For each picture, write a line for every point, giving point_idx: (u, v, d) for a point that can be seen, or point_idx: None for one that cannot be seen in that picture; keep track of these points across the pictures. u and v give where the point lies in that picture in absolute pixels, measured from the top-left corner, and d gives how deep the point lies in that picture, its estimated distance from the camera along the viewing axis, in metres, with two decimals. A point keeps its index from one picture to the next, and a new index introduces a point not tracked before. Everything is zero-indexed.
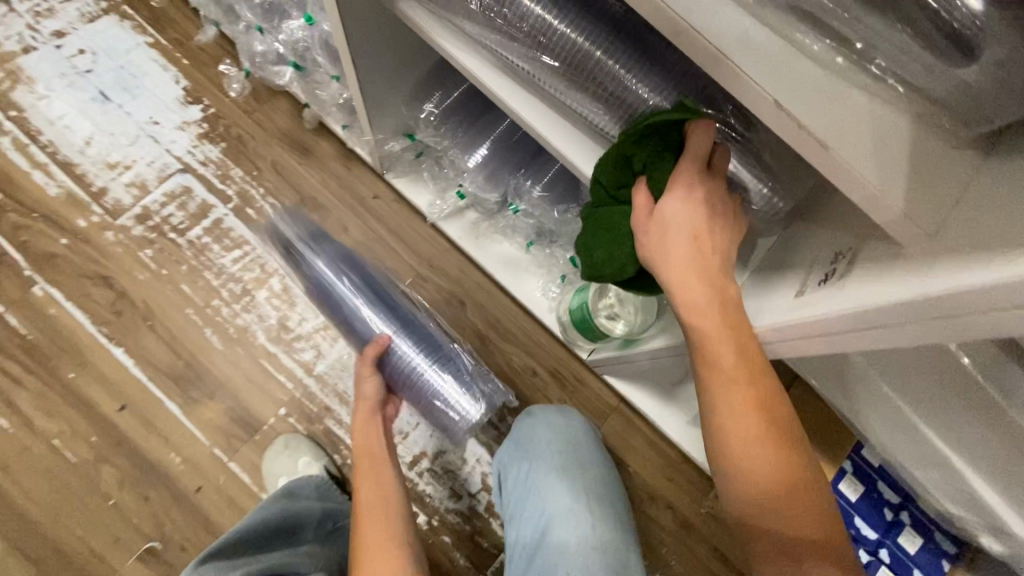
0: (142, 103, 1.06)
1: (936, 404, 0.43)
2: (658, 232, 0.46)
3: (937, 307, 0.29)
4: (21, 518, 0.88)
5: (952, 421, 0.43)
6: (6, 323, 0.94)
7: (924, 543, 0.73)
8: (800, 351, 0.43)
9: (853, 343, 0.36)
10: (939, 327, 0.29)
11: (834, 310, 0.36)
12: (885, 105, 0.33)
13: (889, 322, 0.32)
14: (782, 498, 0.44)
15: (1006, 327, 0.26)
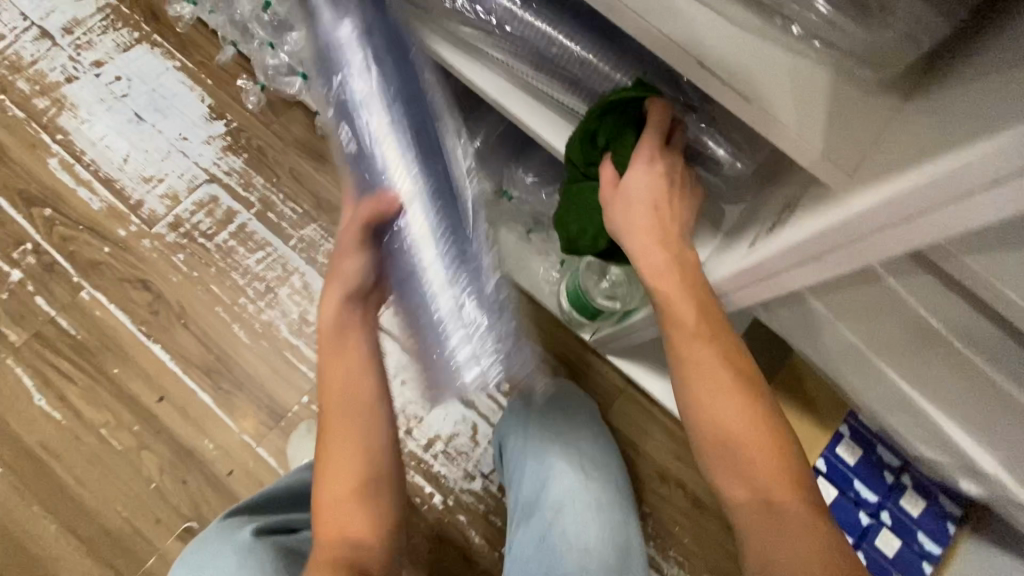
0: (172, 121, 1.16)
1: (894, 343, 0.46)
2: (623, 201, 0.51)
3: (859, 228, 0.32)
4: (73, 502, 0.97)
5: (912, 359, 0.46)
6: (57, 325, 1.04)
7: (927, 506, 0.73)
8: (762, 295, 0.46)
9: (800, 276, 0.39)
10: (864, 247, 0.33)
11: (779, 249, 0.39)
12: (803, 60, 0.37)
13: (824, 251, 0.36)
14: (748, 443, 0.47)
15: (915, 234, 0.29)
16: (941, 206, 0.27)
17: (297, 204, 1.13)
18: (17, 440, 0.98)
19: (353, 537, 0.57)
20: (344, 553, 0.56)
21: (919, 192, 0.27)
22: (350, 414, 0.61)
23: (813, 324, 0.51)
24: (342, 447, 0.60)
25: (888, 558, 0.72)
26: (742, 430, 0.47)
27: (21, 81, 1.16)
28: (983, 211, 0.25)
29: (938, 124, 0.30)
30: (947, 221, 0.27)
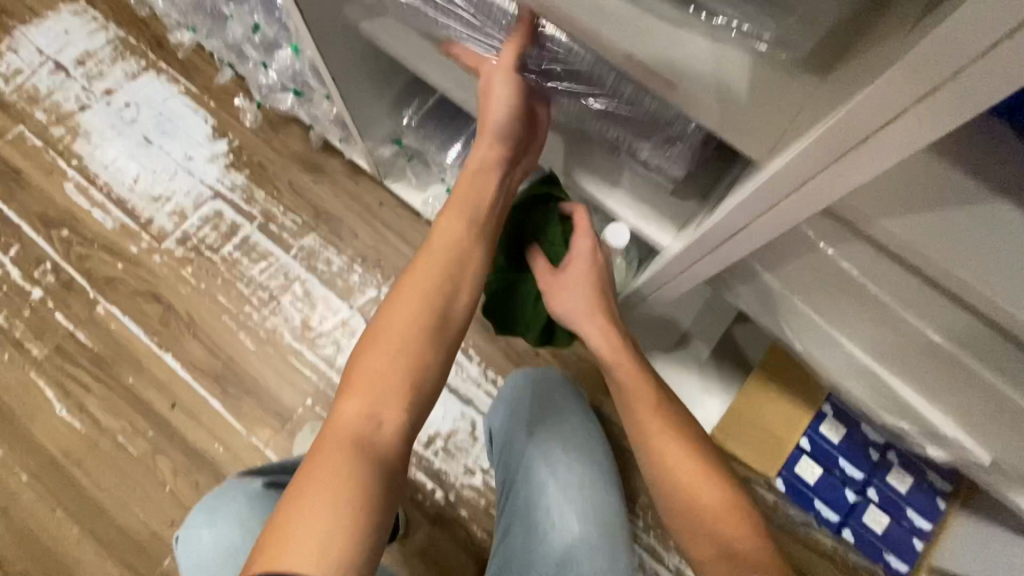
0: (178, 142, 1.22)
1: (845, 312, 0.48)
2: (564, 289, 0.66)
3: (799, 176, 0.36)
4: (94, 506, 1.02)
5: (863, 328, 0.48)
6: (76, 338, 1.10)
7: (916, 482, 0.73)
8: (717, 265, 0.50)
9: (750, 234, 0.43)
10: (785, 206, 0.39)
11: (726, 211, 0.43)
12: (726, 47, 0.39)
13: (771, 204, 0.39)
14: (690, 480, 0.59)
15: (825, 190, 0.35)
16: (866, 137, 0.31)
17: (297, 215, 1.18)
18: (40, 448, 1.04)
19: (379, 414, 0.52)
20: (359, 425, 0.51)
21: (845, 126, 0.31)
22: (426, 289, 0.58)
23: (771, 297, 0.54)
24: (404, 319, 0.56)
25: (877, 535, 0.73)
26: (700, 483, 0.59)
27: (39, 112, 1.23)
28: (904, 135, 0.29)
29: (841, 88, 0.34)
30: (875, 151, 0.31)
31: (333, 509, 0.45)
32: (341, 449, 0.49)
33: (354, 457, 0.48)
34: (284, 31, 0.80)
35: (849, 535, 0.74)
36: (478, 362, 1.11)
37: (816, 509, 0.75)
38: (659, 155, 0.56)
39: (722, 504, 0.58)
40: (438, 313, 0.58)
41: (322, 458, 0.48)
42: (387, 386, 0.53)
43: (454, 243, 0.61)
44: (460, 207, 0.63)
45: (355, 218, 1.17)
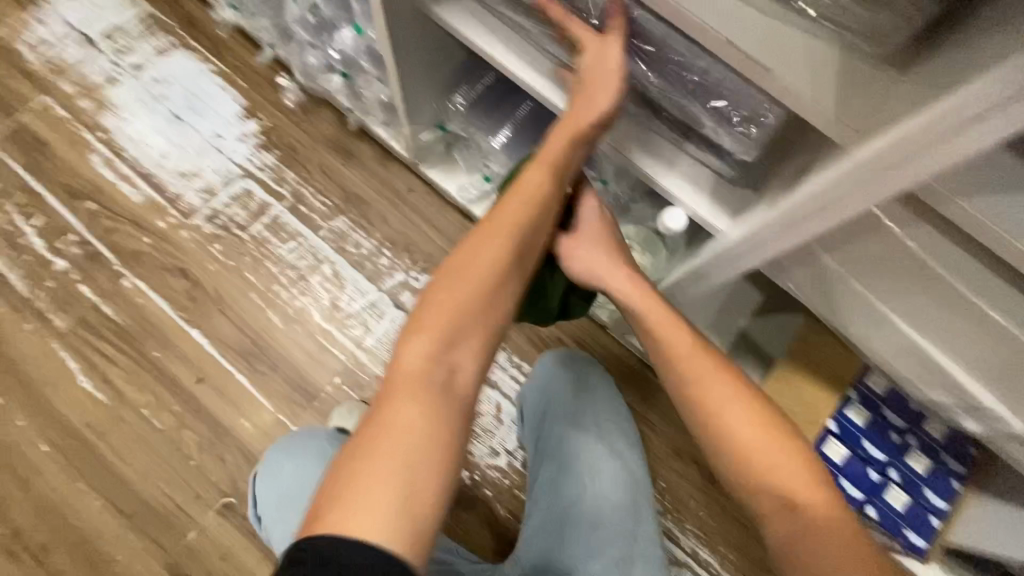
0: (208, 120, 1.22)
1: (905, 291, 0.51)
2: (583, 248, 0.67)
3: (901, 152, 0.38)
4: (116, 478, 1.01)
5: (919, 306, 0.52)
6: (100, 310, 1.09)
7: (933, 465, 0.78)
8: (790, 242, 0.53)
9: (836, 209, 0.46)
10: (869, 189, 0.43)
11: (818, 185, 0.46)
12: (816, 40, 0.44)
13: (867, 178, 0.42)
14: (757, 439, 0.58)
15: (908, 175, 0.39)
16: (972, 117, 0.34)
17: (327, 197, 1.19)
18: (63, 420, 1.03)
19: (449, 363, 0.55)
20: (426, 374, 0.53)
21: (966, 100, 0.33)
22: (501, 244, 0.59)
23: (823, 280, 0.58)
24: (476, 274, 0.58)
25: (897, 512, 0.77)
26: (762, 443, 0.58)
27: (65, 83, 1.22)
28: (996, 127, 0.33)
29: (945, 75, 0.37)
30: (989, 126, 0.33)
31: (408, 455, 0.49)
32: (417, 395, 0.52)
33: (424, 413, 0.51)
34: (344, 11, 0.82)
35: (873, 512, 0.77)
36: (504, 347, 1.13)
37: (842, 488, 0.77)
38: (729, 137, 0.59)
39: (793, 469, 0.57)
40: (509, 272, 0.59)
41: (398, 407, 0.51)
42: (459, 334, 0.56)
43: (524, 206, 0.61)
44: (541, 163, 0.62)
45: (385, 202, 1.18)
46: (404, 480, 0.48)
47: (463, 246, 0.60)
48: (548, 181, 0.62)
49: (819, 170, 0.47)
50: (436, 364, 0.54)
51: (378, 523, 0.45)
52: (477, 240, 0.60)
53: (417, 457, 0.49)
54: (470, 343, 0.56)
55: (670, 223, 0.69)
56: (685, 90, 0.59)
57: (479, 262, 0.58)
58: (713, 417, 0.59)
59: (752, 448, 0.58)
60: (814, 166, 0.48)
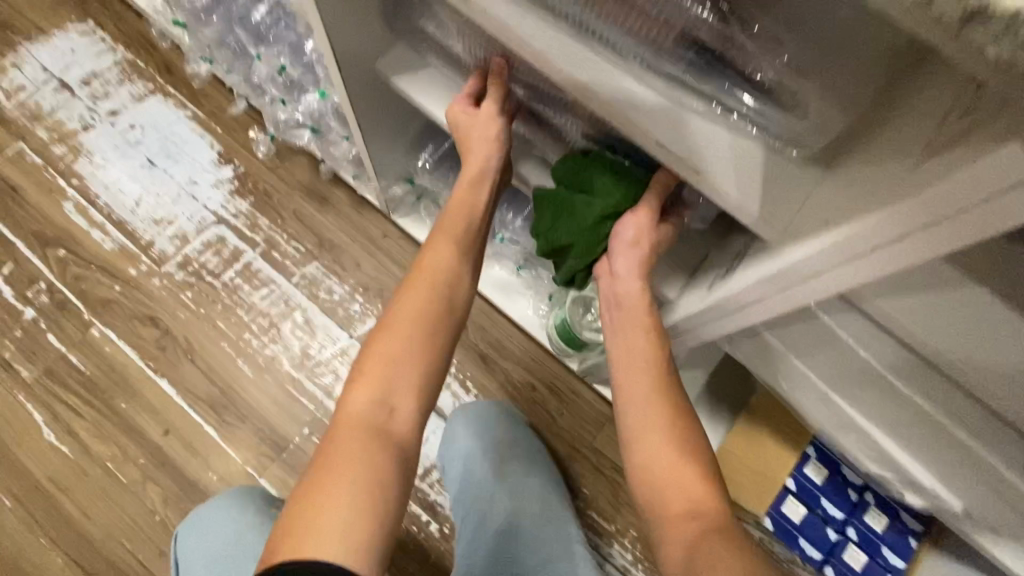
0: (183, 166, 1.23)
1: (838, 373, 0.53)
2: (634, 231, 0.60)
3: (831, 260, 0.39)
4: (77, 535, 0.99)
5: (851, 387, 0.53)
6: (68, 360, 1.08)
7: (890, 522, 0.79)
8: (732, 324, 0.54)
9: (772, 302, 0.47)
10: (798, 291, 0.44)
11: (749, 284, 0.47)
12: (744, 140, 0.45)
13: (795, 281, 0.43)
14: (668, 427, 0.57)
15: (832, 284, 0.41)
16: (898, 238, 0.35)
17: (300, 243, 1.19)
18: (26, 474, 1.01)
19: (389, 403, 0.55)
20: (368, 410, 0.54)
21: (892, 220, 0.34)
22: (427, 292, 0.61)
23: (766, 358, 0.59)
24: (406, 322, 0.59)
25: (856, 572, 0.77)
26: (673, 435, 0.57)
27: (40, 129, 1.23)
28: (917, 249, 0.34)
29: (870, 190, 0.37)
30: (912, 247, 0.34)
31: (353, 496, 0.48)
32: (356, 442, 0.51)
33: (374, 445, 0.51)
34: (310, 76, 0.84)
35: (831, 572, 0.78)
36: (476, 394, 1.13)
37: (801, 547, 0.78)
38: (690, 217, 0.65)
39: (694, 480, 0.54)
40: (438, 319, 0.60)
41: (337, 442, 0.51)
42: (396, 377, 0.56)
43: (445, 260, 0.64)
44: (456, 216, 0.67)
45: (358, 247, 1.19)
46: (356, 513, 0.47)
47: (392, 305, 0.61)
48: (465, 232, 0.67)
49: (751, 259, 0.48)
50: (374, 407, 0.54)
51: (332, 550, 0.45)
52: (403, 294, 0.61)
53: (375, 485, 0.49)
54: (408, 383, 0.56)
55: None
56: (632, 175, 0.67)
57: (408, 308, 0.60)
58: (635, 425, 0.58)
59: (665, 471, 0.55)
60: (745, 258, 0.49)
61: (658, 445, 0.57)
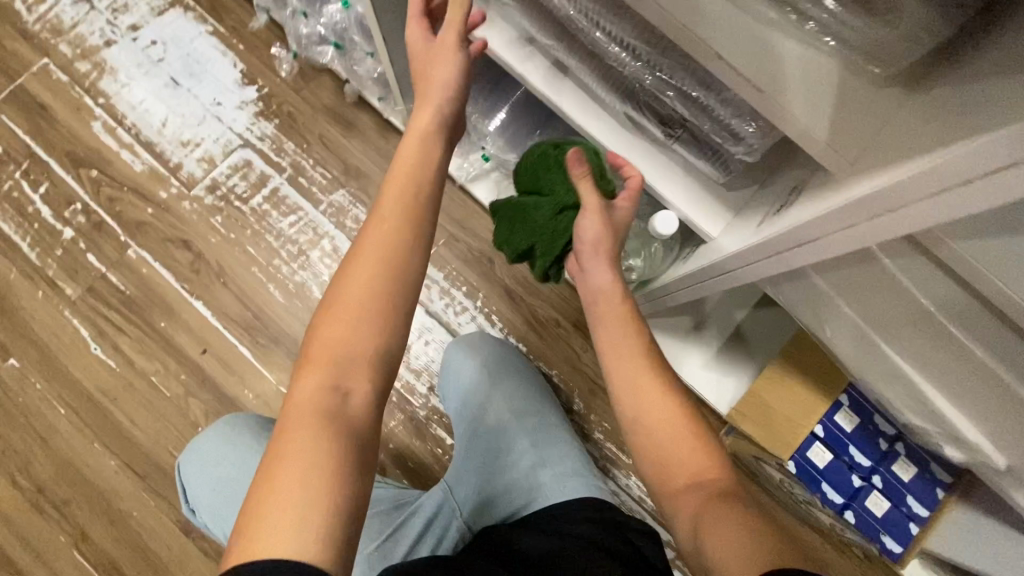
0: (206, 85, 1.19)
1: (884, 316, 0.50)
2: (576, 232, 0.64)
3: (881, 205, 0.34)
4: (129, 441, 1.06)
5: (897, 332, 0.50)
6: (109, 280, 1.11)
7: (918, 472, 0.78)
8: (767, 269, 0.51)
9: (816, 247, 0.42)
10: (847, 237, 0.39)
11: (804, 222, 0.42)
12: (815, 55, 0.40)
13: (846, 224, 0.38)
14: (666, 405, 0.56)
15: (877, 234, 0.36)
16: (943, 189, 0.30)
17: (327, 169, 1.17)
18: (78, 384, 1.08)
19: (344, 388, 0.50)
20: (319, 398, 0.49)
21: (925, 175, 0.30)
22: (376, 265, 0.53)
23: (816, 303, 0.57)
24: (355, 296, 0.52)
25: (876, 518, 0.77)
26: (670, 413, 0.55)
27: (63, 45, 1.20)
28: (957, 206, 0.29)
29: (934, 113, 0.33)
30: (935, 208, 0.30)
31: (320, 486, 0.44)
32: (309, 429, 0.47)
33: (326, 432, 0.47)
34: None
35: (852, 517, 0.77)
36: (501, 328, 1.13)
37: (822, 491, 0.77)
38: (733, 150, 0.53)
39: (700, 457, 0.53)
40: (387, 287, 0.53)
41: (292, 433, 0.47)
42: (348, 361, 0.51)
43: (398, 227, 0.55)
44: (403, 170, 0.58)
45: (385, 175, 1.17)
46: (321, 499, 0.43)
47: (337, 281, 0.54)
48: (419, 189, 0.57)
49: (807, 200, 0.44)
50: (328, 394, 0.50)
51: (288, 540, 0.41)
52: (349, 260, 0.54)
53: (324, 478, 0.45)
54: (362, 357, 0.52)
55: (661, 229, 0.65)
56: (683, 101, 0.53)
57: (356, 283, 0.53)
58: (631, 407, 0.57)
59: (667, 444, 0.54)
60: (802, 194, 0.45)
61: (661, 419, 0.55)
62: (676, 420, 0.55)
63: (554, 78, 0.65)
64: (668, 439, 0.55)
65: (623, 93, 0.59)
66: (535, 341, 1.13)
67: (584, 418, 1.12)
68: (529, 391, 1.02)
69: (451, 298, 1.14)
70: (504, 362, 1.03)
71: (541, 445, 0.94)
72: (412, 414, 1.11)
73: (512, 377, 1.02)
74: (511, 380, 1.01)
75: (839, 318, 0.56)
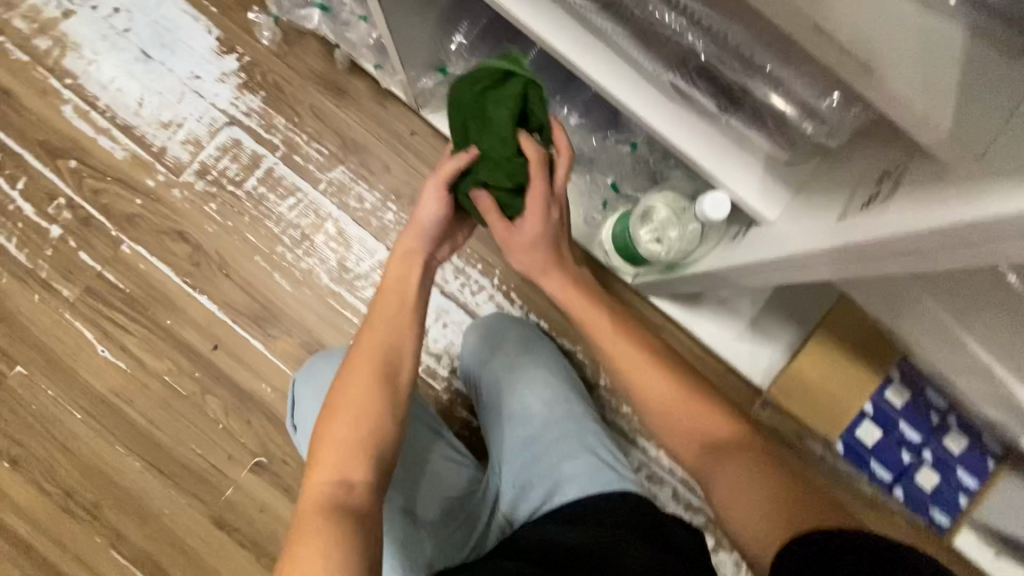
0: (180, 57, 1.08)
1: (978, 312, 0.44)
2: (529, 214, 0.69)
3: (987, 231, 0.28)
4: (152, 441, 1.05)
5: (989, 330, 0.44)
6: (106, 278, 1.06)
7: (969, 444, 0.75)
8: (847, 273, 0.44)
9: (905, 260, 0.36)
10: (950, 255, 0.33)
11: (891, 231, 0.36)
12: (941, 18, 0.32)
13: (947, 243, 0.32)
14: (671, 388, 0.64)
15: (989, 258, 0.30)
16: None
17: (322, 144, 1.08)
18: (91, 388, 1.05)
19: (347, 480, 0.59)
20: (327, 491, 0.58)
21: None
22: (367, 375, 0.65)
23: (904, 295, 0.51)
24: (354, 398, 0.64)
25: (925, 492, 0.75)
26: (675, 392, 0.63)
27: (17, 19, 1.08)
28: None
29: None
30: None
31: (331, 558, 0.52)
32: (319, 516, 0.56)
33: (327, 516, 0.56)
34: None
35: (900, 493, 0.75)
36: (520, 305, 1.08)
37: (869, 468, 0.76)
38: (805, 125, 0.47)
39: (715, 423, 0.61)
40: (380, 395, 0.65)
41: (302, 527, 0.55)
42: (348, 457, 0.61)
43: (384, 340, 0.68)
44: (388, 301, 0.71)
45: (386, 148, 1.08)
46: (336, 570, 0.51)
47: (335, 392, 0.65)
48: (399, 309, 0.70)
49: (894, 208, 0.38)
50: (337, 484, 0.59)
51: None
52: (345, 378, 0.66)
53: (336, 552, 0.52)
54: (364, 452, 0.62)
55: (710, 212, 0.60)
56: (750, 73, 0.46)
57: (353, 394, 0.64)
58: (642, 397, 0.64)
59: (682, 414, 0.62)
60: (884, 200, 0.39)
61: (670, 399, 0.63)
62: (682, 397, 0.63)
63: (585, 39, 0.55)
64: (681, 417, 0.62)
65: (669, 63, 0.50)
66: (557, 318, 1.09)
67: (610, 392, 1.09)
68: (556, 366, 0.99)
69: (467, 277, 1.08)
70: (526, 334, 1.01)
71: (567, 431, 0.91)
72: (436, 398, 1.08)
73: (531, 360, 0.99)
74: (535, 352, 0.99)
75: (920, 306, 0.51)
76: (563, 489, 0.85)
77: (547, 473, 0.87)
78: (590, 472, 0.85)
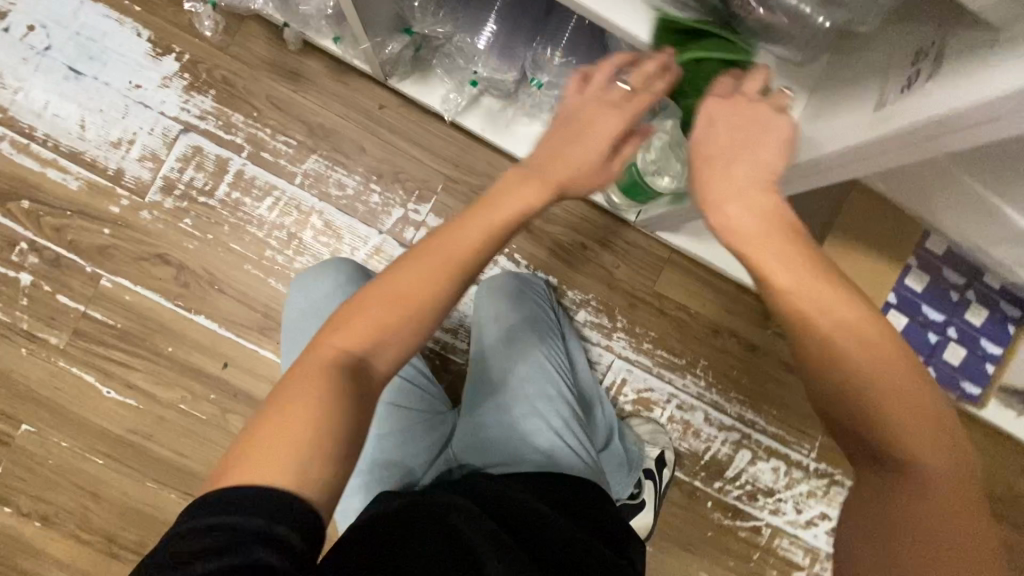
0: (115, 67, 1.00)
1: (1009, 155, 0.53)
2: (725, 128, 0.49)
3: None
4: (182, 471, 1.02)
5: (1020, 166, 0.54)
6: (93, 318, 1.00)
7: (990, 314, 0.77)
8: (880, 165, 0.44)
9: (958, 137, 0.36)
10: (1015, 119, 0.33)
11: (946, 109, 0.35)
12: None
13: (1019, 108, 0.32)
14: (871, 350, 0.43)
15: None
16: None
17: (289, 135, 1.02)
18: (105, 432, 1.01)
19: (367, 356, 0.49)
20: (346, 356, 0.48)
21: None
22: (446, 267, 0.50)
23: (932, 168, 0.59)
24: (409, 287, 0.50)
25: (955, 367, 0.78)
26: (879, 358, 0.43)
27: None
28: None
29: None
30: None
31: (325, 424, 0.45)
32: (320, 378, 0.46)
33: (329, 378, 0.46)
34: None
35: (932, 372, 0.77)
36: (526, 265, 1.07)
37: None
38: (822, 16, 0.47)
39: (919, 415, 0.43)
40: (450, 284, 0.50)
41: (301, 374, 0.47)
42: (387, 332, 0.49)
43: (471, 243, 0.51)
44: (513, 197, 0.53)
45: (356, 127, 1.03)
46: (317, 451, 0.44)
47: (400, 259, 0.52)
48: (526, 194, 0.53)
49: (940, 85, 0.37)
50: (350, 355, 0.48)
51: (286, 472, 0.42)
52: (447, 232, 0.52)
53: (317, 423, 0.44)
54: (393, 331, 0.49)
55: None
56: None
57: (411, 271, 0.50)
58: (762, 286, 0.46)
59: (881, 387, 0.43)
60: (928, 79, 0.38)
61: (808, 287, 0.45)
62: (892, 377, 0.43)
63: None
64: (880, 403, 0.43)
65: None
66: (564, 270, 1.08)
67: (630, 333, 1.09)
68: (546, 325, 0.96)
69: None
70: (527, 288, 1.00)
71: (541, 391, 0.86)
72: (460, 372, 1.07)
73: (521, 312, 0.96)
74: (529, 307, 0.96)
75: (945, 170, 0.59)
76: (525, 449, 0.80)
77: (509, 426, 0.83)
78: (556, 439, 0.82)
